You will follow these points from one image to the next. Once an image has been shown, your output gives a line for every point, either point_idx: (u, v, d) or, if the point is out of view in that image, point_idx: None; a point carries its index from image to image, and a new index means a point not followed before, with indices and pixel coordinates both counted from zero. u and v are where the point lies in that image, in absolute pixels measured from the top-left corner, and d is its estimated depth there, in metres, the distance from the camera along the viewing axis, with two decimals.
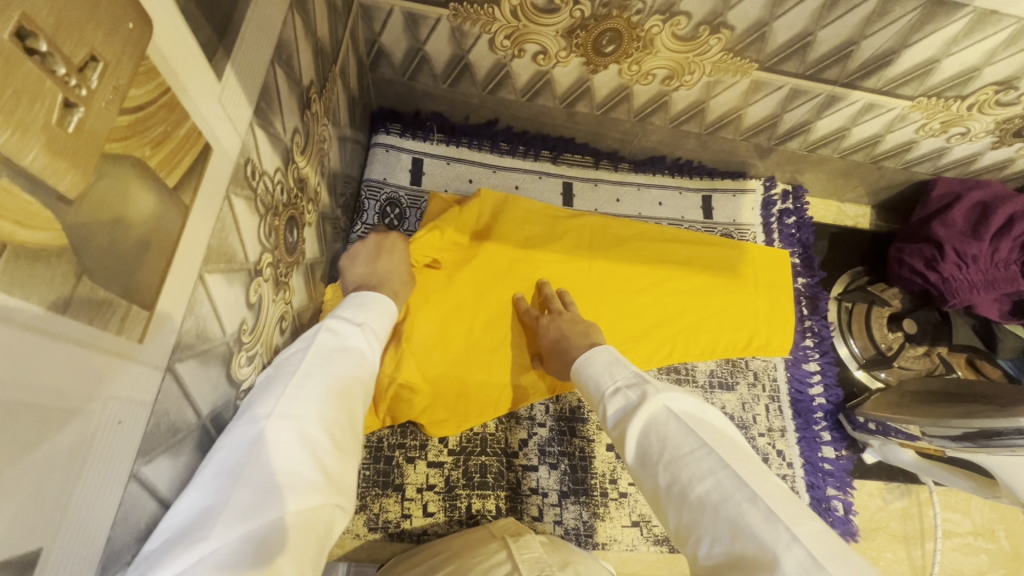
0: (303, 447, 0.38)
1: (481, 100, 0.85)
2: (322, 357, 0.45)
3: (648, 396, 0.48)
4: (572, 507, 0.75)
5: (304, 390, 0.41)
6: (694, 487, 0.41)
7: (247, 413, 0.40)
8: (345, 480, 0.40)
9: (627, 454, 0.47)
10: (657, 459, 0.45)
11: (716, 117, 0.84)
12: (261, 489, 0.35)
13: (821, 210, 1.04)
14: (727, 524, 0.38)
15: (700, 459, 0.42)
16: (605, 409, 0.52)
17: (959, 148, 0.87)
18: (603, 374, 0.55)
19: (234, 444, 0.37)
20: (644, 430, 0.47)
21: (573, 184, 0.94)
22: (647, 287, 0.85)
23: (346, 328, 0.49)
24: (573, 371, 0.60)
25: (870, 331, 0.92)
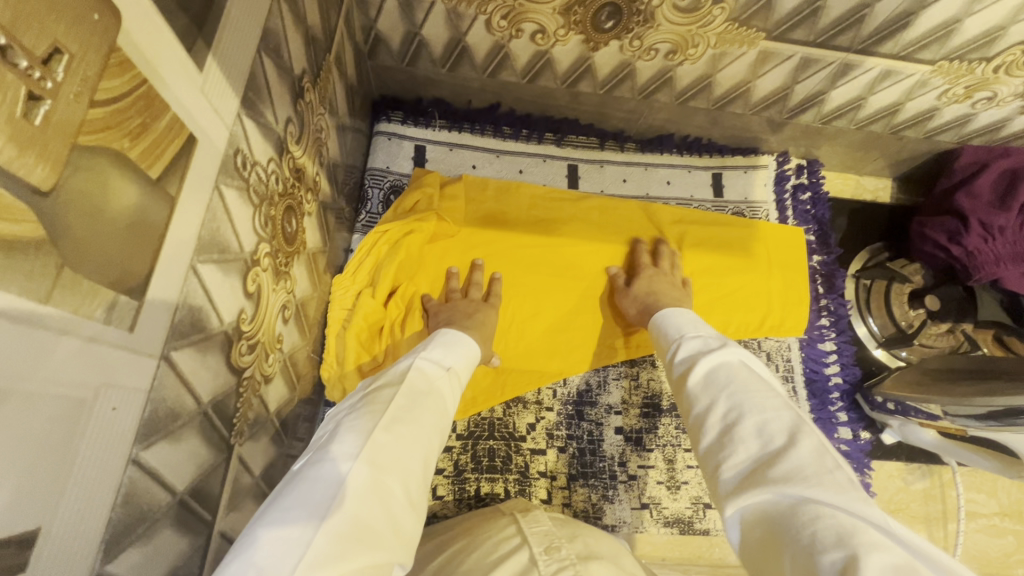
0: (379, 496, 0.37)
1: (481, 84, 0.84)
2: (414, 400, 0.46)
3: (729, 347, 0.51)
4: (581, 490, 0.75)
5: (395, 436, 0.42)
6: (751, 412, 0.42)
7: (331, 449, 0.39)
8: (409, 531, 0.39)
9: (689, 379, 0.49)
10: (716, 391, 0.46)
11: (724, 91, 0.81)
12: (344, 533, 0.34)
13: (838, 185, 1.00)
14: (775, 445, 0.39)
15: (763, 395, 0.43)
16: (681, 350, 0.56)
17: (986, 114, 0.82)
18: (687, 325, 0.60)
19: (318, 481, 0.36)
20: (714, 367, 0.48)
21: (578, 166, 0.92)
22: (654, 269, 0.87)
23: (436, 370, 0.52)
24: (657, 321, 0.65)
25: (890, 309, 0.89)
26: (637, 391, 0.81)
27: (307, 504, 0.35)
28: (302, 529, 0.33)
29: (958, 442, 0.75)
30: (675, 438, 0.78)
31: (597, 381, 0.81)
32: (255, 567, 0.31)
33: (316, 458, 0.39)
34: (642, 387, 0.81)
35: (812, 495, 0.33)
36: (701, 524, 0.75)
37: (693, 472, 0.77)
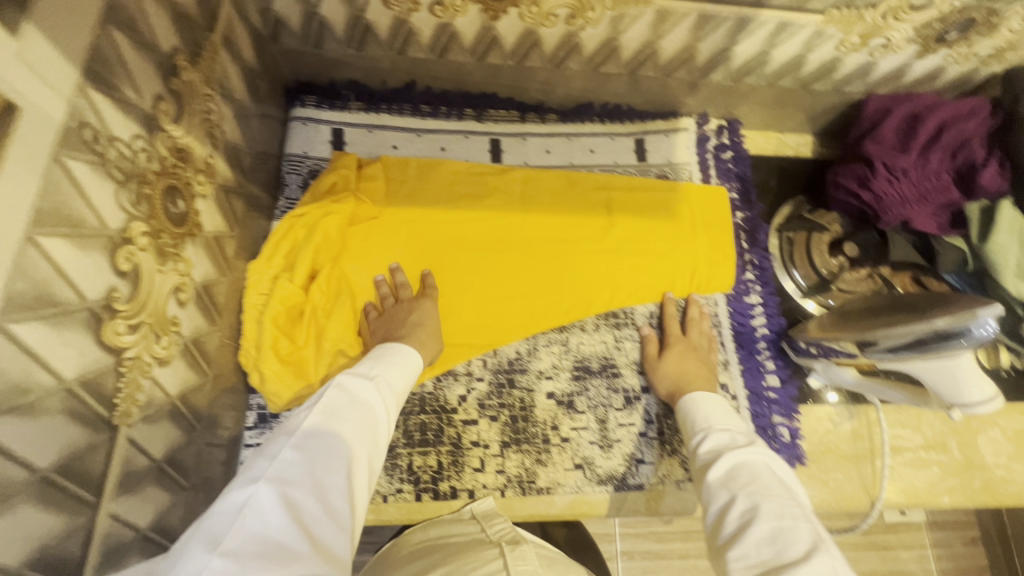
0: (284, 511, 0.42)
1: (392, 62, 0.83)
2: (329, 417, 0.51)
3: (754, 449, 0.58)
4: (514, 456, 0.76)
5: (304, 457, 0.47)
6: (767, 514, 0.49)
7: (240, 478, 0.46)
8: (332, 544, 0.43)
9: (711, 475, 0.57)
10: (733, 489, 0.54)
11: (632, 54, 0.82)
12: (245, 555, 0.39)
13: (760, 143, 1.02)
14: (790, 551, 0.46)
15: (781, 502, 0.51)
16: (700, 445, 0.63)
17: (885, 61, 0.84)
18: (714, 414, 0.67)
19: (223, 509, 0.42)
20: (737, 466, 0.56)
21: (500, 140, 0.93)
22: (579, 237, 0.88)
23: (359, 382, 0.57)
24: (681, 407, 0.72)
25: (811, 259, 0.91)
26: (567, 356, 0.82)
27: (211, 533, 0.40)
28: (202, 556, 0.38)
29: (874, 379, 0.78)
30: (605, 398, 0.80)
31: (528, 349, 0.82)
32: None
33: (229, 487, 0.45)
34: (572, 351, 0.82)
35: None
36: (634, 479, 0.77)
37: (625, 430, 0.79)
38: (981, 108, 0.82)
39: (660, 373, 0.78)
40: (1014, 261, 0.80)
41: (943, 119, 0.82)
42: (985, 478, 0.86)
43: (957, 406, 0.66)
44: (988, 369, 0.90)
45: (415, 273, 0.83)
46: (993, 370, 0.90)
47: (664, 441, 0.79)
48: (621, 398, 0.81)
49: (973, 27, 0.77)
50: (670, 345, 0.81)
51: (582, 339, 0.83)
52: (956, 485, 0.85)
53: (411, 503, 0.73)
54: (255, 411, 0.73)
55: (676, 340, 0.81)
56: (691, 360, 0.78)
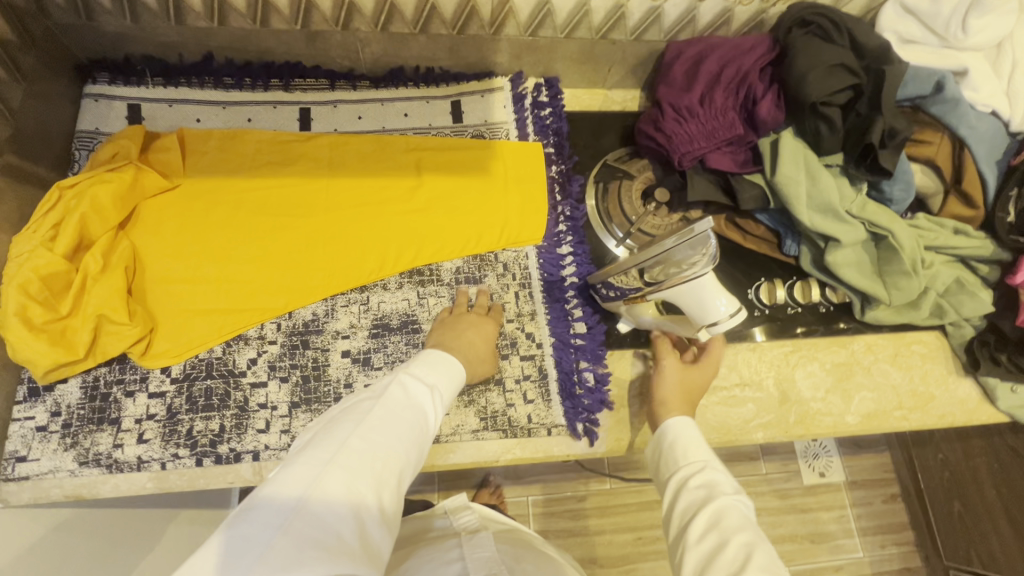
0: (348, 504, 0.47)
1: (177, 33, 0.83)
2: (389, 414, 0.56)
3: (741, 499, 0.58)
4: (302, 416, 0.75)
5: (365, 445, 0.52)
6: (763, 566, 0.49)
7: (308, 453, 0.50)
8: (378, 545, 0.47)
9: (699, 515, 0.56)
10: (727, 534, 0.53)
11: (413, 11, 0.82)
12: (310, 536, 0.43)
13: (586, 100, 1.03)
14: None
15: (768, 552, 0.51)
16: (690, 480, 0.61)
17: (668, 5, 0.85)
18: (701, 451, 0.65)
19: (297, 479, 0.47)
20: (727, 509, 0.56)
21: (310, 109, 0.93)
22: (387, 198, 0.88)
23: (418, 386, 0.61)
24: (665, 431, 0.68)
25: (622, 207, 0.91)
26: (366, 315, 0.81)
27: (276, 504, 0.45)
28: (277, 525, 0.43)
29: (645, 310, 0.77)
30: (404, 353, 0.80)
31: (325, 310, 0.81)
32: (237, 547, 0.42)
33: (299, 457, 0.50)
34: (371, 309, 0.82)
35: None
36: None
37: None
38: (761, 44, 0.83)
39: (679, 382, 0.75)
40: (803, 191, 0.81)
41: (723, 56, 0.83)
42: (801, 411, 0.86)
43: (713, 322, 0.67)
44: (803, 305, 0.91)
45: (251, 246, 0.83)
46: (810, 306, 0.91)
47: (463, 392, 0.78)
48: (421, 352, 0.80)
49: None
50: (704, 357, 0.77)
51: (383, 298, 0.83)
52: (772, 420, 0.85)
53: (191, 468, 0.71)
54: (27, 385, 0.72)
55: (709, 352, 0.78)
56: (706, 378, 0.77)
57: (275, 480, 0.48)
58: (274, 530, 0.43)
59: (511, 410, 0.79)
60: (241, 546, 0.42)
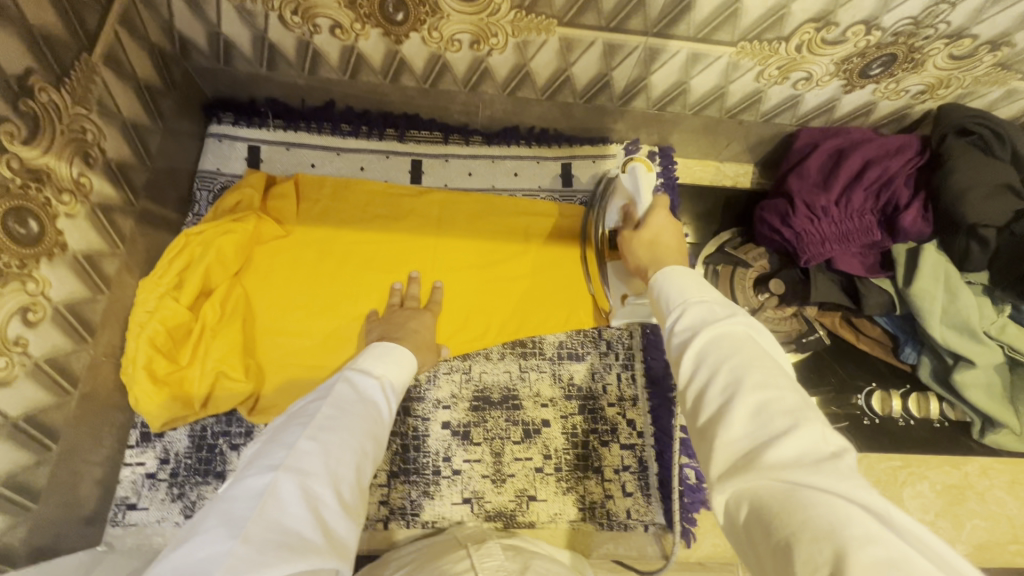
0: (305, 504, 0.43)
1: (307, 81, 0.83)
2: (340, 410, 0.52)
3: (731, 318, 0.45)
4: (400, 487, 0.75)
5: (321, 443, 0.48)
6: (755, 389, 0.39)
7: (253, 465, 0.45)
8: (345, 540, 0.44)
9: (684, 354, 0.44)
10: (717, 364, 0.42)
11: (546, 80, 0.80)
12: (269, 544, 0.39)
13: (696, 171, 1.00)
14: (779, 426, 0.37)
15: (764, 376, 0.40)
16: (673, 323, 0.48)
17: (811, 95, 0.81)
18: (688, 286, 0.51)
19: (243, 495, 0.42)
20: (712, 340, 0.44)
21: (422, 161, 0.92)
22: (492, 262, 0.87)
23: (365, 379, 0.58)
24: (654, 283, 0.55)
25: (734, 295, 0.89)
26: (467, 385, 0.81)
27: (230, 519, 0.40)
28: (225, 539, 0.38)
29: (616, 272, 0.76)
30: (503, 430, 0.79)
31: (427, 376, 0.80)
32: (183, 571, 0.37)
33: (244, 473, 0.45)
34: (473, 379, 0.81)
35: (812, 488, 0.32)
36: (524, 517, 0.75)
37: (520, 464, 0.77)
38: (908, 146, 0.79)
39: (634, 243, 0.66)
40: (939, 307, 0.76)
41: (868, 156, 0.79)
42: None
43: (623, 169, 0.70)
44: (918, 419, 0.87)
45: (359, 301, 0.82)
46: (924, 420, 0.87)
47: (560, 478, 0.77)
48: (520, 431, 0.79)
49: (896, 63, 0.73)
50: (650, 214, 0.66)
51: (485, 369, 0.82)
52: None
53: None
54: (139, 429, 0.73)
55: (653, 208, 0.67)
56: (670, 231, 0.64)
57: (223, 497, 0.43)
58: (228, 544, 0.38)
59: (608, 502, 0.77)
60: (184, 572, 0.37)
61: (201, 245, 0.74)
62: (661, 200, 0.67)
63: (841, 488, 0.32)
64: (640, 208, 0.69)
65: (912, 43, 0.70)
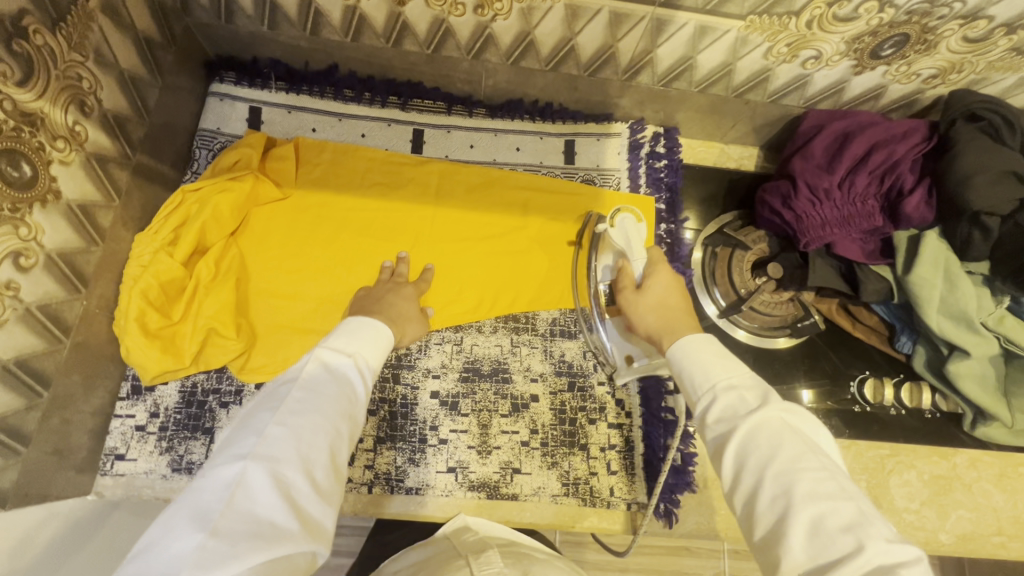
0: (275, 490, 0.43)
1: (308, 43, 0.81)
2: (310, 392, 0.51)
3: (766, 406, 0.48)
4: (387, 453, 0.76)
5: (291, 428, 0.47)
6: (806, 500, 0.41)
7: (223, 454, 0.45)
8: (320, 522, 0.45)
9: (725, 457, 0.47)
10: (762, 468, 0.44)
11: (551, 50, 0.79)
12: (240, 536, 0.39)
13: (701, 153, 0.99)
14: (839, 546, 0.38)
15: (814, 484, 0.42)
16: (706, 414, 0.51)
17: (820, 75, 0.79)
18: (712, 369, 0.54)
19: (212, 485, 0.42)
20: (751, 438, 0.46)
21: (423, 130, 0.91)
22: (490, 235, 0.87)
23: (338, 356, 0.57)
24: (672, 359, 0.59)
25: (731, 277, 0.89)
26: (458, 356, 0.81)
27: (199, 511, 0.41)
28: (195, 533, 0.39)
29: (618, 330, 0.76)
30: (492, 403, 0.79)
31: (418, 346, 0.80)
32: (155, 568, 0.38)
33: (213, 460, 0.45)
34: (464, 351, 0.81)
35: None
36: (508, 488, 0.76)
37: (506, 437, 0.78)
38: (916, 131, 0.77)
39: (642, 307, 0.68)
40: (937, 296, 0.76)
41: (874, 140, 0.77)
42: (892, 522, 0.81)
43: (611, 226, 0.76)
44: (910, 409, 0.86)
45: (354, 268, 0.82)
46: (915, 411, 0.86)
47: (547, 452, 0.77)
48: (508, 405, 0.79)
49: (909, 44, 0.72)
50: (651, 277, 0.70)
51: (476, 341, 0.82)
52: None
53: None
54: (130, 382, 0.73)
55: (654, 268, 0.71)
56: (674, 291, 0.69)
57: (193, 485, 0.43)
58: (196, 538, 0.39)
59: (593, 478, 0.77)
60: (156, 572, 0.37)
61: (197, 201, 0.74)
62: (656, 256, 0.72)
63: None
64: (636, 265, 0.73)
65: (926, 23, 0.68)
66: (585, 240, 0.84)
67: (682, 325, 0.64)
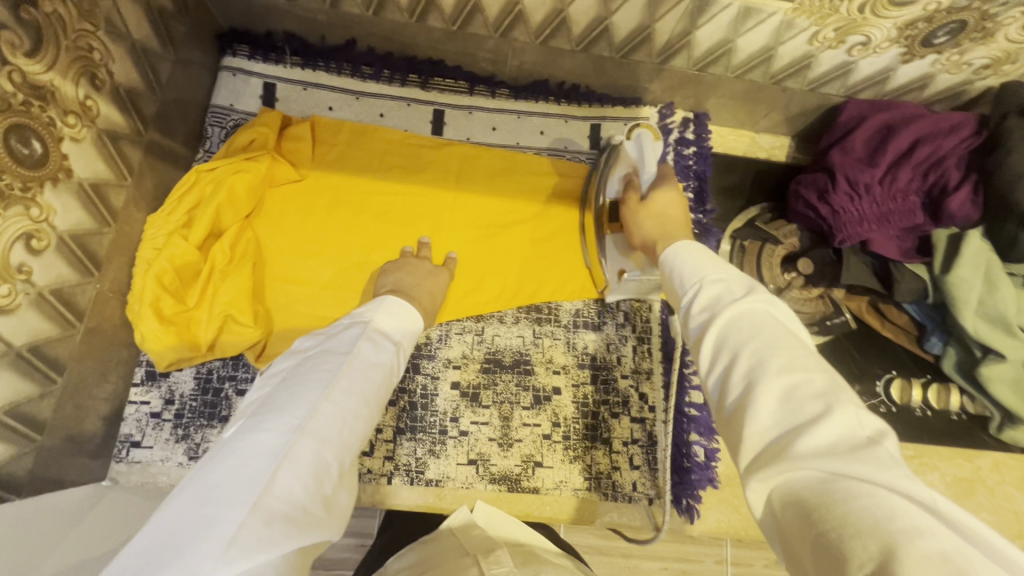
0: (317, 473, 0.41)
1: (327, 15, 0.77)
2: (360, 373, 0.49)
3: (751, 294, 0.43)
4: (406, 444, 0.74)
5: (340, 410, 0.45)
6: (780, 373, 0.37)
7: (270, 419, 0.42)
8: (341, 510, 0.43)
9: (704, 340, 0.42)
10: (738, 348, 0.40)
11: (583, 29, 0.75)
12: (280, 518, 0.37)
13: (730, 141, 0.95)
14: (810, 413, 0.34)
15: (793, 358, 0.37)
16: (692, 303, 0.46)
17: (865, 62, 0.75)
18: (705, 265, 0.49)
19: (257, 453, 0.39)
20: (734, 324, 0.41)
21: (444, 111, 0.87)
22: (513, 223, 0.84)
23: (386, 341, 0.55)
24: (664, 260, 0.54)
25: (761, 272, 0.87)
26: (480, 347, 0.79)
27: (241, 479, 0.38)
28: (235, 507, 0.36)
29: (616, 248, 0.75)
30: (514, 395, 0.77)
31: (439, 335, 0.78)
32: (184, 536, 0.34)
33: (255, 425, 0.42)
34: (486, 342, 0.79)
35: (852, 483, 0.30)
36: (529, 482, 0.75)
37: (528, 430, 0.76)
38: (964, 125, 0.74)
39: (643, 215, 0.66)
40: (976, 297, 0.73)
41: (920, 133, 0.74)
42: None
43: (628, 137, 0.71)
44: (936, 411, 0.85)
45: (373, 253, 0.79)
46: (941, 412, 0.85)
47: (568, 447, 0.76)
48: (530, 397, 0.77)
49: (964, 32, 0.68)
50: (658, 189, 0.68)
51: (498, 331, 0.80)
52: None
53: None
54: (145, 368, 0.71)
55: (664, 183, 0.68)
56: (678, 206, 0.66)
57: (232, 448, 0.40)
58: (239, 511, 0.36)
59: (615, 474, 0.76)
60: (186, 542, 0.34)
61: (213, 182, 0.72)
62: (667, 172, 0.70)
63: (879, 475, 0.30)
64: (644, 178, 0.70)
65: (986, 10, 0.64)
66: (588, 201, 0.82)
67: (679, 234, 0.62)
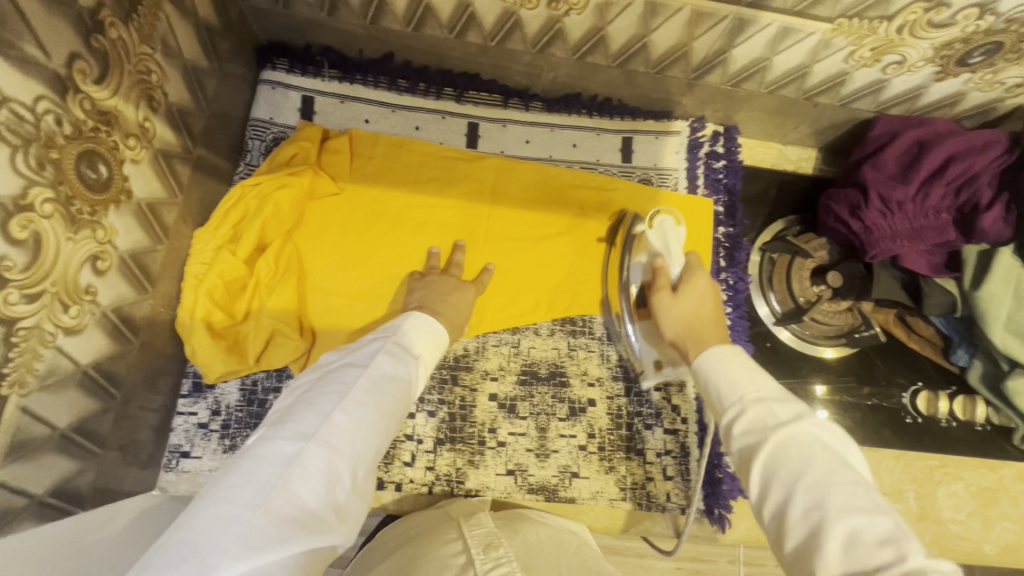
0: (327, 480, 0.42)
1: (366, 31, 0.78)
2: (377, 386, 0.51)
3: (800, 421, 0.47)
4: (446, 454, 0.76)
5: (353, 420, 0.46)
6: (840, 512, 0.40)
7: (288, 427, 0.44)
8: (352, 519, 0.44)
9: (755, 468, 0.46)
10: (794, 482, 0.43)
11: (621, 46, 0.76)
12: (286, 521, 0.38)
13: (759, 153, 0.96)
14: (877, 558, 0.37)
15: (850, 495, 0.41)
16: (735, 425, 0.50)
17: (899, 80, 0.76)
18: (742, 381, 0.53)
19: (271, 458, 0.41)
20: (788, 455, 0.45)
21: (478, 124, 0.89)
22: (547, 235, 0.85)
23: (405, 355, 0.56)
24: (698, 367, 0.59)
25: (790, 284, 0.89)
26: (516, 358, 0.80)
27: (255, 482, 0.40)
28: (246, 507, 0.38)
29: (643, 330, 0.77)
30: (550, 407, 0.79)
31: (476, 347, 0.80)
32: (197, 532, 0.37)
33: (274, 432, 0.44)
34: (522, 353, 0.80)
35: None
36: (566, 492, 0.76)
37: (565, 441, 0.78)
38: (997, 143, 0.74)
39: (676, 312, 0.68)
40: (1004, 313, 0.74)
41: (953, 151, 0.75)
42: (938, 532, 0.82)
43: (649, 224, 0.75)
44: (961, 421, 0.87)
45: (410, 265, 0.80)
46: (966, 423, 0.87)
47: (604, 457, 0.78)
48: (565, 408, 0.79)
49: (1000, 52, 0.68)
50: (687, 281, 0.71)
51: (534, 343, 0.81)
52: None
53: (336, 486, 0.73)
54: (191, 380, 0.73)
55: (693, 277, 0.71)
56: (708, 302, 0.69)
57: (251, 453, 0.42)
58: (249, 513, 0.37)
59: (649, 484, 0.78)
60: (199, 538, 0.36)
61: (259, 197, 0.73)
62: (694, 262, 0.73)
63: None
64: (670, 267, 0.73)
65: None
66: (618, 239, 0.82)
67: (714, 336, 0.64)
